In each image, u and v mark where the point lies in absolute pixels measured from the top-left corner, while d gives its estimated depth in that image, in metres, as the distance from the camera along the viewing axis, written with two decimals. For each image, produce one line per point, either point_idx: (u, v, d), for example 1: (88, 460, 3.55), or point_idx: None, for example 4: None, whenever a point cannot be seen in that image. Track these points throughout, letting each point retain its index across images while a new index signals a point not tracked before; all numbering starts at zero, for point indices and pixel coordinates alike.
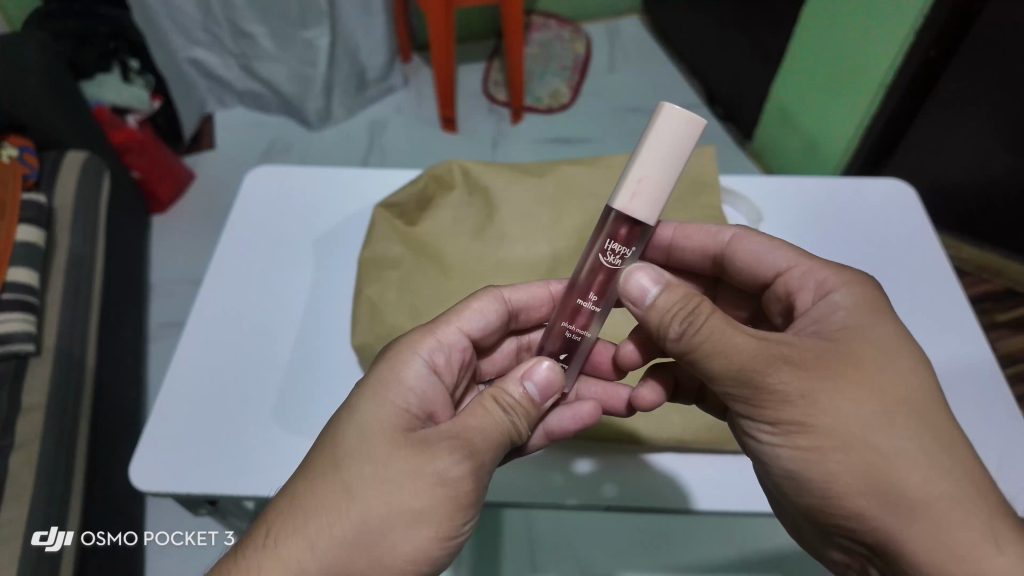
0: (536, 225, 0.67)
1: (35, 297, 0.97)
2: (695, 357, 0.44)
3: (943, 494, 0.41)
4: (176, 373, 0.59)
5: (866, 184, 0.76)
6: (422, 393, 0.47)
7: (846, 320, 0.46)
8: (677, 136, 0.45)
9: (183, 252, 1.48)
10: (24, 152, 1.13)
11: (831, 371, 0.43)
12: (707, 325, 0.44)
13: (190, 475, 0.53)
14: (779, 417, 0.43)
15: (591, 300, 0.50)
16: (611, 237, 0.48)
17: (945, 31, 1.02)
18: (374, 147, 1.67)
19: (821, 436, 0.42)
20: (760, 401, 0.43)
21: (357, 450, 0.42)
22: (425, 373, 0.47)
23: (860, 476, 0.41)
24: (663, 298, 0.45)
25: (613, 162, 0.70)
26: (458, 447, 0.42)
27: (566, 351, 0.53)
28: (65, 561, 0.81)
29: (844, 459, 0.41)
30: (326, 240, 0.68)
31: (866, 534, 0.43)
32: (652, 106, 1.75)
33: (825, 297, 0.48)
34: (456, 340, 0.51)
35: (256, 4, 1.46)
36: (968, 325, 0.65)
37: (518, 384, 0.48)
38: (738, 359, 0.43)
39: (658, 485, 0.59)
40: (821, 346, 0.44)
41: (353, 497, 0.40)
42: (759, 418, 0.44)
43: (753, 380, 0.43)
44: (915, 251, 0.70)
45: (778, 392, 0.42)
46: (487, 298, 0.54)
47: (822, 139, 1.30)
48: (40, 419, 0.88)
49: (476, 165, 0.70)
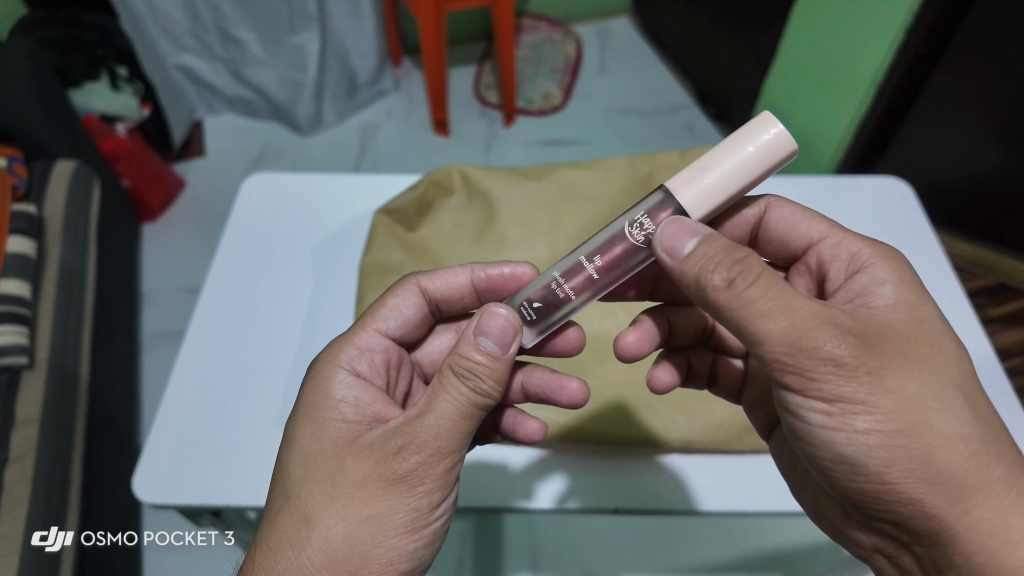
0: (536, 229, 0.66)
1: (26, 308, 0.95)
2: (745, 309, 0.41)
3: (998, 479, 0.43)
4: (177, 384, 0.58)
5: (864, 182, 0.76)
6: (356, 400, 0.49)
7: (894, 294, 0.46)
8: (761, 147, 0.46)
9: (174, 261, 1.47)
10: (13, 163, 1.10)
11: (893, 350, 0.42)
12: (761, 280, 0.41)
13: (195, 485, 0.52)
14: (841, 396, 0.41)
15: (593, 264, 0.48)
16: (647, 214, 0.47)
17: (936, 27, 1.03)
18: (366, 151, 1.67)
19: (883, 420, 0.41)
20: (819, 380, 0.41)
21: (305, 476, 0.45)
22: (349, 382, 0.50)
23: (917, 463, 0.42)
24: (702, 248, 0.43)
25: (613, 165, 0.69)
26: (402, 446, 0.44)
27: (541, 301, 0.50)
28: (61, 561, 0.81)
29: (903, 446, 0.42)
30: (324, 246, 0.68)
31: (910, 517, 0.43)
32: (644, 106, 1.76)
33: (862, 271, 0.49)
34: (374, 343, 0.54)
35: (243, 9, 1.45)
36: (968, 321, 0.65)
37: (474, 345, 0.45)
38: (802, 325, 0.41)
39: (661, 486, 0.59)
40: (879, 323, 0.44)
41: (312, 524, 0.43)
42: (814, 396, 0.42)
43: (814, 350, 0.41)
44: (918, 244, 0.70)
45: (844, 368, 0.41)
46: (403, 294, 0.56)
47: (816, 137, 1.31)
48: (35, 432, 0.87)
49: (475, 169, 0.70)
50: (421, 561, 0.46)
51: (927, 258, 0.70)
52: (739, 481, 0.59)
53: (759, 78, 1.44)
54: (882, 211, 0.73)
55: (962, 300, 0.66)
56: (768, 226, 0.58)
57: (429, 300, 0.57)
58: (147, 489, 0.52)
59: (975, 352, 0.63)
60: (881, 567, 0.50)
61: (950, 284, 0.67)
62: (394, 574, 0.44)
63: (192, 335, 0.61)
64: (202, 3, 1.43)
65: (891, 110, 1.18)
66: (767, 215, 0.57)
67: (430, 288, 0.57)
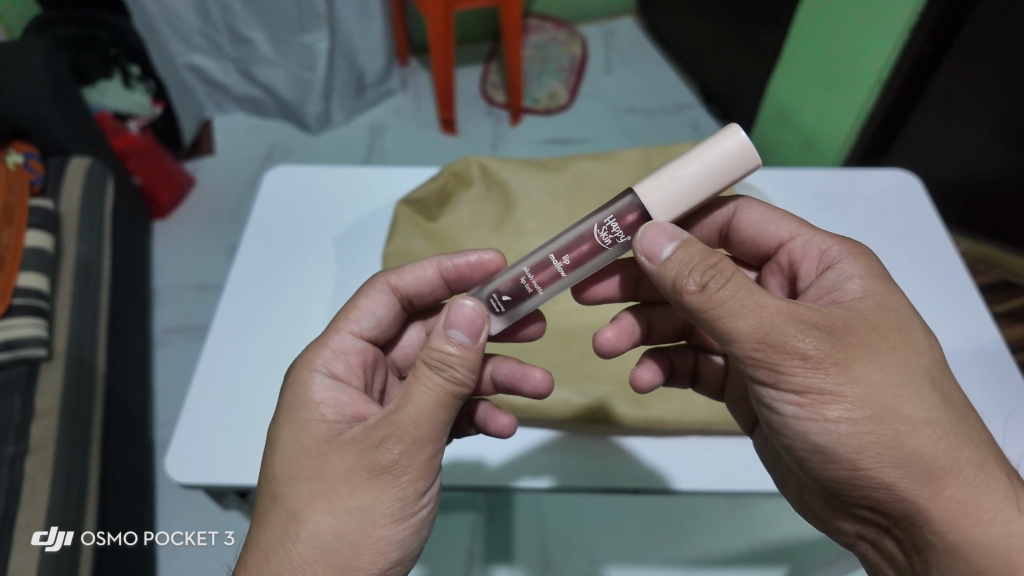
0: (554, 218, 0.67)
1: (45, 301, 0.96)
2: (717, 310, 0.42)
3: (967, 461, 0.42)
4: (205, 370, 0.59)
5: (873, 173, 0.77)
6: (335, 400, 0.49)
7: (862, 289, 0.47)
8: (728, 161, 0.47)
9: (186, 258, 1.48)
10: (29, 159, 1.12)
11: (859, 342, 0.43)
12: (732, 284, 0.43)
13: (225, 465, 0.53)
14: (809, 386, 0.42)
15: (561, 261, 0.50)
16: (615, 217, 0.49)
17: (938, 26, 1.05)
18: (375, 150, 1.68)
19: (852, 408, 0.42)
20: (787, 373, 0.42)
21: (290, 474, 0.45)
22: (327, 384, 0.49)
23: (888, 448, 0.41)
24: (677, 255, 0.44)
25: (628, 157, 0.70)
26: (384, 437, 0.44)
27: (510, 293, 0.51)
28: (67, 557, 0.80)
29: (872, 432, 0.41)
30: (346, 236, 0.69)
31: (889, 503, 0.43)
32: (649, 105, 1.77)
33: (832, 267, 0.50)
34: (349, 345, 0.54)
35: (254, 9, 1.46)
36: (975, 307, 0.66)
37: (445, 337, 0.45)
38: (768, 321, 0.42)
39: (638, 468, 0.60)
40: (847, 315, 0.45)
41: (301, 520, 0.43)
42: (784, 388, 0.43)
43: (783, 346, 0.42)
44: (924, 233, 0.71)
45: (809, 359, 0.41)
46: (373, 294, 0.56)
47: (823, 134, 1.33)
48: (54, 423, 0.88)
49: (494, 161, 0.71)
50: (411, 550, 0.46)
51: (933, 249, 0.70)
52: (716, 459, 0.60)
53: (764, 77, 1.45)
54: (891, 203, 0.74)
55: (968, 292, 0.67)
56: (738, 227, 0.59)
57: (400, 297, 0.57)
58: (179, 470, 0.53)
59: (982, 341, 0.63)
60: (866, 555, 0.49)
61: (956, 274, 0.68)
62: (383, 564, 0.44)
63: (218, 322, 0.62)
64: (214, 4, 1.45)
65: (894, 107, 1.20)
66: (737, 216, 0.59)
67: (399, 285, 0.57)
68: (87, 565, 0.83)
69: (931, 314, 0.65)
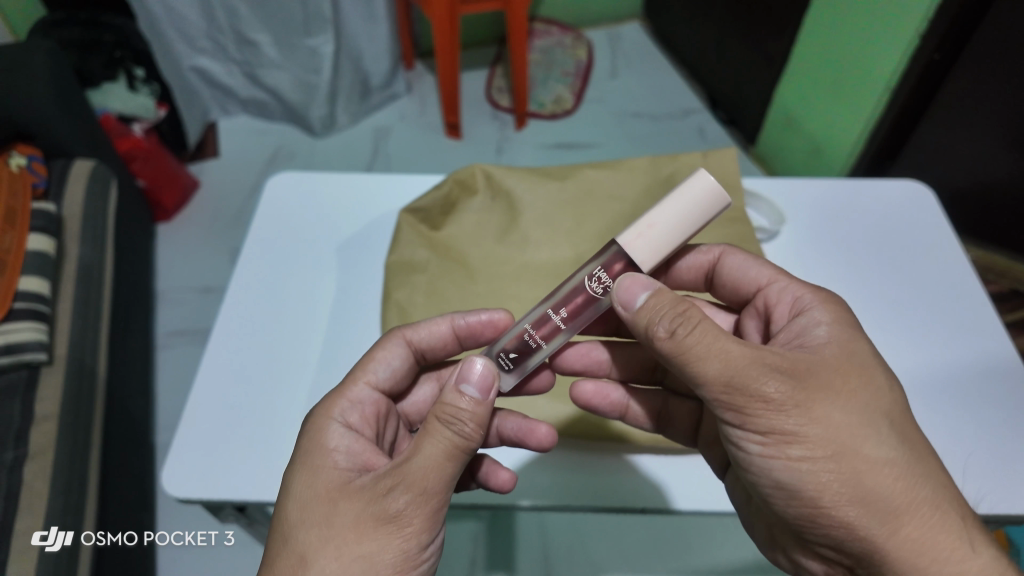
0: (559, 228, 0.64)
1: (46, 305, 0.96)
2: (686, 357, 0.41)
3: (924, 501, 0.41)
4: (204, 380, 0.58)
5: (891, 185, 0.74)
6: (348, 448, 0.46)
7: (828, 335, 0.45)
8: (702, 202, 0.46)
9: (190, 260, 1.47)
10: (32, 162, 1.11)
11: (820, 383, 0.42)
12: (699, 329, 0.41)
13: (224, 478, 0.52)
14: (770, 426, 0.41)
15: (559, 314, 0.48)
16: (602, 267, 0.47)
17: (950, 32, 1.03)
18: (379, 153, 1.67)
19: (814, 447, 0.40)
20: (750, 412, 0.41)
21: (301, 518, 0.42)
22: (343, 433, 0.47)
23: (848, 488, 0.40)
24: (651, 302, 0.43)
25: (636, 164, 0.66)
26: (396, 484, 0.42)
27: (516, 350, 0.49)
28: (65, 559, 0.79)
29: (834, 472, 0.40)
30: (349, 245, 0.68)
31: (852, 546, 0.41)
32: (655, 110, 1.76)
33: (802, 312, 0.48)
34: (365, 396, 0.51)
35: (259, 11, 1.46)
36: (988, 326, 0.62)
37: (458, 392, 0.44)
38: (731, 363, 0.41)
39: (643, 489, 0.58)
40: (809, 357, 0.43)
41: (308, 564, 0.40)
42: (749, 428, 0.41)
43: (747, 388, 0.40)
44: (939, 249, 0.68)
45: (771, 400, 0.40)
46: (389, 347, 0.53)
47: (832, 140, 1.31)
48: (54, 428, 0.87)
49: (499, 168, 0.66)
50: None
51: (946, 264, 0.67)
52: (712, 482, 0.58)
53: (771, 83, 1.44)
54: (901, 216, 0.71)
55: (983, 308, 0.63)
56: (720, 270, 0.57)
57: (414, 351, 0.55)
58: (176, 483, 0.51)
59: (1000, 359, 0.59)
60: None
61: (969, 291, 0.65)
62: None
63: (218, 331, 0.61)
64: (220, 7, 1.45)
65: (904, 115, 1.18)
66: (721, 260, 0.56)
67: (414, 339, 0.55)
68: (88, 565, 0.83)
69: (944, 330, 0.62)
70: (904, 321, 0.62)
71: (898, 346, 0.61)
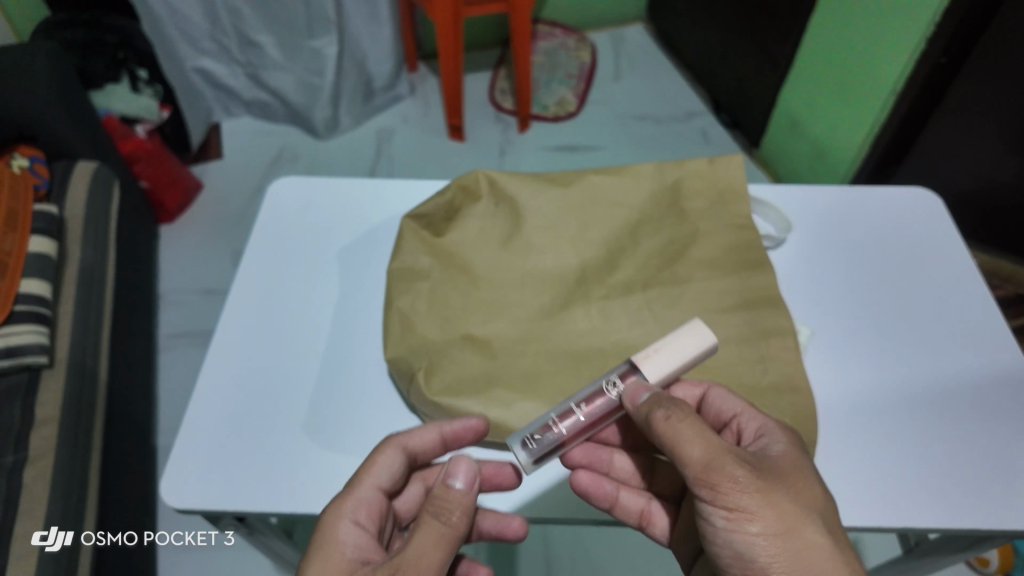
0: (563, 235, 0.62)
1: (47, 308, 0.95)
2: (675, 431, 0.42)
3: None
4: (205, 387, 0.57)
5: (899, 192, 0.73)
6: (354, 551, 0.42)
7: (786, 445, 0.45)
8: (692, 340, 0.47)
9: (193, 261, 1.47)
10: (34, 163, 1.11)
11: (780, 477, 0.42)
12: (682, 414, 0.42)
13: (223, 489, 0.51)
14: (736, 504, 0.40)
15: (581, 407, 0.47)
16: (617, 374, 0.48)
17: (957, 35, 1.02)
18: (382, 155, 1.67)
19: (772, 529, 0.40)
20: (718, 489, 0.40)
21: None
22: (351, 536, 0.43)
23: (802, 573, 0.39)
24: (653, 395, 0.45)
25: (640, 171, 0.64)
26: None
27: (540, 429, 0.47)
28: (70, 560, 0.79)
29: (790, 555, 0.39)
30: (351, 252, 0.67)
31: None
32: (658, 113, 1.75)
33: (763, 435, 0.46)
34: (370, 500, 0.45)
35: (263, 12, 1.46)
36: (999, 337, 0.61)
37: (448, 485, 0.44)
38: (705, 442, 0.41)
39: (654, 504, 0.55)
40: (771, 456, 0.44)
41: None
42: (717, 505, 0.40)
43: (721, 467, 0.40)
44: (946, 257, 0.67)
45: (739, 481, 0.40)
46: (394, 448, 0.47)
47: (835, 144, 1.30)
48: (54, 432, 0.87)
49: (502, 174, 0.64)
50: None
51: (955, 272, 0.66)
52: None
53: (775, 87, 1.43)
54: (910, 224, 0.70)
55: (993, 318, 0.62)
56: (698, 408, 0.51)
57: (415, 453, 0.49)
58: (175, 493, 0.51)
59: (1011, 369, 0.58)
60: None
61: (981, 300, 0.64)
62: None
63: (219, 337, 0.60)
64: (223, 7, 1.45)
65: (909, 119, 1.17)
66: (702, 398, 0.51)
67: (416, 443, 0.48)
68: (88, 565, 0.82)
69: (953, 340, 0.61)
70: (915, 332, 0.61)
71: (908, 354, 0.60)
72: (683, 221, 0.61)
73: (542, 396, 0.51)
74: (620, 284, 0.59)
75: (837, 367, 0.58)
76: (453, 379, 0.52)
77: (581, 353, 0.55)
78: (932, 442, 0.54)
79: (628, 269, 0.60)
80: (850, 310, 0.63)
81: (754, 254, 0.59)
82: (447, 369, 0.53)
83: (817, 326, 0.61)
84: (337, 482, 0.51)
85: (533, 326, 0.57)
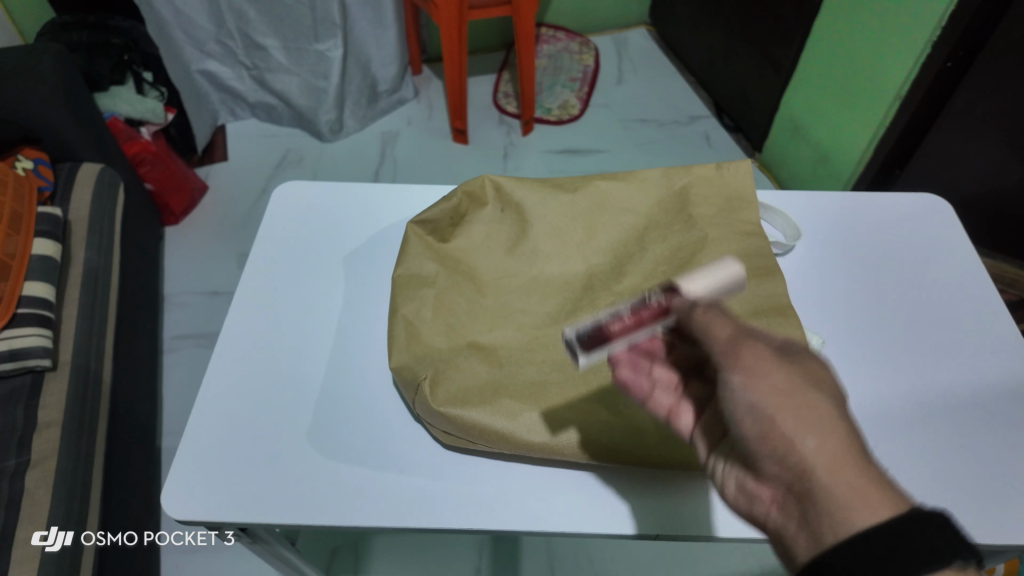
0: (570, 242, 0.61)
1: (51, 311, 0.95)
2: (695, 313, 0.41)
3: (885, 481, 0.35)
4: (208, 393, 0.57)
5: (908, 199, 0.73)
6: None
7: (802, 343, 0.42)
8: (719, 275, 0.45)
9: (197, 262, 1.47)
10: (39, 165, 1.11)
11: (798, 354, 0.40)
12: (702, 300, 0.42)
13: (227, 498, 0.50)
14: (748, 365, 0.38)
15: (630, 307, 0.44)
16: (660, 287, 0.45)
17: (963, 39, 1.02)
18: (387, 157, 1.66)
19: (783, 392, 0.37)
20: (748, 362, 0.38)
21: None
22: None
23: (820, 435, 0.36)
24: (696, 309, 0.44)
25: (647, 176, 0.63)
26: None
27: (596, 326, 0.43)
28: (76, 561, 0.79)
29: (806, 416, 0.37)
30: (355, 258, 0.67)
31: (820, 508, 0.35)
32: (662, 116, 1.75)
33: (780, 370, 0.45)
34: None
35: (268, 14, 1.47)
36: (1011, 347, 0.60)
37: None
38: (722, 320, 0.40)
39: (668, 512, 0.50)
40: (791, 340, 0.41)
41: None
42: (731, 366, 0.39)
43: (733, 335, 0.39)
44: (957, 265, 0.67)
45: (750, 348, 0.39)
46: None
47: (840, 149, 1.29)
48: (57, 434, 0.86)
49: (509, 179, 0.63)
50: None
51: (965, 281, 0.65)
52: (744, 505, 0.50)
53: (780, 91, 1.43)
54: (920, 230, 0.69)
55: (1006, 326, 0.61)
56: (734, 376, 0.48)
57: None
58: (178, 502, 0.50)
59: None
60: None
61: (992, 309, 0.63)
62: None
63: (223, 344, 0.60)
64: (229, 10, 1.45)
65: (913, 124, 1.16)
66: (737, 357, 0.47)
67: None
68: (90, 565, 0.82)
69: (966, 349, 0.60)
70: (926, 341, 0.60)
71: (918, 362, 0.59)
72: (691, 227, 0.61)
73: (550, 407, 0.50)
74: (627, 291, 0.59)
75: (847, 378, 0.58)
76: (459, 389, 0.51)
77: (590, 362, 0.54)
78: (942, 455, 0.53)
79: (635, 276, 0.59)
80: (859, 317, 0.62)
81: (762, 261, 0.59)
82: (452, 379, 0.52)
83: (827, 336, 0.61)
84: (342, 492, 0.50)
85: (541, 334, 0.56)
